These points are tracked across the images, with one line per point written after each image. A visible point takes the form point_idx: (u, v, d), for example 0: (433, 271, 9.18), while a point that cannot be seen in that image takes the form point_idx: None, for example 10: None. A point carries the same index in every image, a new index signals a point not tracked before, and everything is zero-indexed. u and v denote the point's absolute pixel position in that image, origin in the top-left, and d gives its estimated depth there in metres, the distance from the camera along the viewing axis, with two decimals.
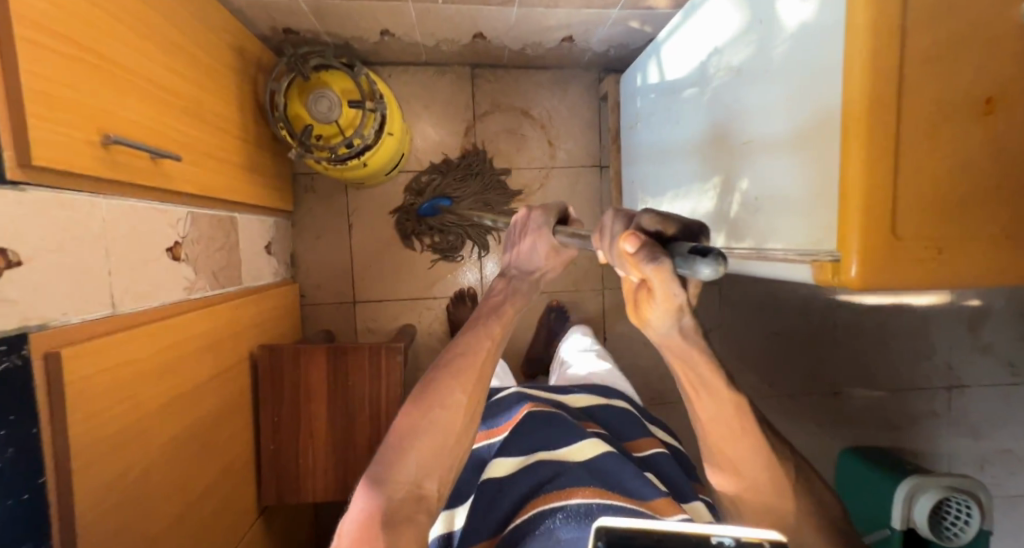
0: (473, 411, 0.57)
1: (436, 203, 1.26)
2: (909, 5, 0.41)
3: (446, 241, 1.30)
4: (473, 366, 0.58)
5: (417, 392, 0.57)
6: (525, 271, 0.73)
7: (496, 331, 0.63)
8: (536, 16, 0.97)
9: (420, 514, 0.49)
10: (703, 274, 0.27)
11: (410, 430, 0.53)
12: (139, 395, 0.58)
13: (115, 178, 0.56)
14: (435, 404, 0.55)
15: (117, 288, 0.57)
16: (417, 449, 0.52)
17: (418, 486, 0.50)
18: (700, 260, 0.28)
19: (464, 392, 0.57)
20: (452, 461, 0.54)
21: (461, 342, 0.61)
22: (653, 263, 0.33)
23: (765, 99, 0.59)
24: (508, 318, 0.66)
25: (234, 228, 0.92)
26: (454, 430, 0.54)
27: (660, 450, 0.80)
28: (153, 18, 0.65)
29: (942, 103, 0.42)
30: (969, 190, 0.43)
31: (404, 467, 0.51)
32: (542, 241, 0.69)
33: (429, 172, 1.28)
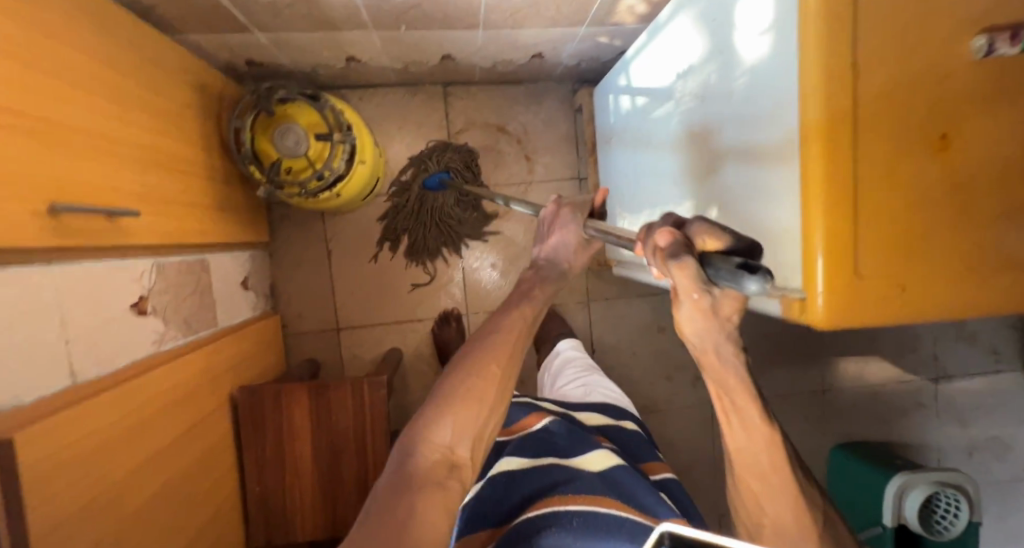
0: (507, 387, 0.52)
1: (441, 178, 1.23)
2: (861, 45, 0.40)
3: (432, 224, 1.27)
4: (509, 341, 0.54)
5: (451, 363, 0.53)
6: (552, 262, 0.68)
7: (529, 313, 0.60)
8: (502, 37, 0.95)
9: (453, 481, 0.44)
10: (748, 288, 0.28)
11: (446, 395, 0.50)
12: (107, 464, 0.57)
13: (66, 246, 0.54)
14: (472, 373, 0.51)
15: (76, 357, 0.56)
16: (452, 414, 0.48)
17: (451, 453, 0.46)
18: (743, 272, 0.29)
19: (498, 364, 0.52)
20: (487, 430, 0.50)
21: (498, 322, 0.57)
22: (677, 260, 0.33)
23: (729, 129, 0.58)
24: (541, 303, 0.62)
25: (205, 270, 0.90)
26: (489, 400, 0.50)
27: (671, 475, 0.79)
28: (100, 69, 0.63)
29: (896, 143, 0.42)
30: (930, 225, 0.43)
31: (438, 430, 0.47)
32: (572, 231, 0.67)
33: (441, 147, 1.26)
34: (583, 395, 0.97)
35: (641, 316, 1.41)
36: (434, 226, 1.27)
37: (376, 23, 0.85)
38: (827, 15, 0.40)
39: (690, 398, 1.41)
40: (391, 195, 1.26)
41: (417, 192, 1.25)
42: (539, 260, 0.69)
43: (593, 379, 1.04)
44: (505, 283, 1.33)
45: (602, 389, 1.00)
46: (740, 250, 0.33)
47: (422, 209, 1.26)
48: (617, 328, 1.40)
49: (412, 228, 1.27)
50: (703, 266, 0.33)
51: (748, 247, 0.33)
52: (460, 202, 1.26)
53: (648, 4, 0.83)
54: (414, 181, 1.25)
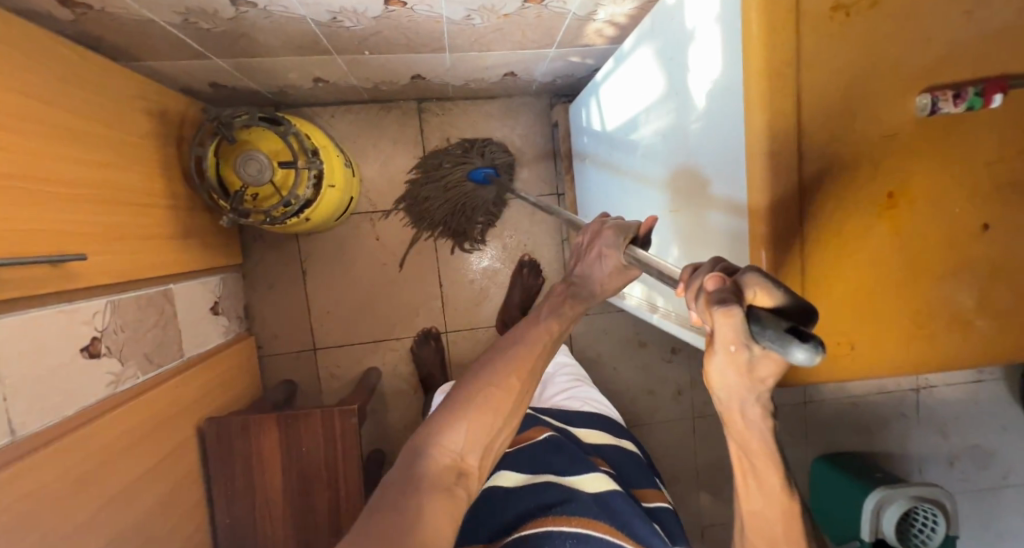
0: (525, 401, 0.48)
1: (486, 172, 1.21)
2: (805, 105, 0.39)
3: (456, 209, 1.25)
4: (532, 351, 0.49)
5: (471, 366, 0.49)
6: (585, 285, 0.53)
7: (556, 329, 0.50)
8: (471, 59, 0.93)
9: (460, 489, 0.42)
10: (795, 357, 0.19)
11: (463, 399, 0.46)
12: (54, 520, 0.55)
13: (2, 299, 0.52)
14: (491, 380, 0.46)
15: (18, 412, 0.54)
16: (467, 420, 0.45)
17: (460, 460, 0.44)
18: (792, 339, 0.20)
19: (518, 378, 0.47)
20: (500, 441, 0.47)
21: (524, 326, 0.51)
22: (722, 308, 0.23)
23: (689, 171, 0.57)
24: (570, 319, 0.52)
25: (169, 301, 0.88)
26: (505, 412, 0.46)
27: (665, 505, 0.77)
28: (43, 109, 0.61)
29: (845, 202, 0.41)
30: (880, 284, 0.42)
31: (452, 434, 0.44)
32: (609, 258, 0.50)
33: (498, 147, 1.27)
34: (575, 405, 0.97)
35: (622, 330, 1.40)
36: (458, 209, 1.25)
37: (338, 47, 0.82)
38: (768, 75, 0.39)
39: (673, 413, 1.40)
40: (431, 167, 1.24)
41: (463, 175, 1.23)
42: (574, 273, 0.55)
43: (584, 390, 1.04)
44: (485, 300, 1.32)
45: (593, 402, 1.00)
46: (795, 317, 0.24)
47: (458, 191, 1.24)
48: (600, 344, 1.39)
49: (435, 207, 1.25)
50: (748, 321, 0.23)
51: (808, 313, 0.24)
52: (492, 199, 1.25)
53: (615, 28, 0.82)
54: (460, 164, 1.23)
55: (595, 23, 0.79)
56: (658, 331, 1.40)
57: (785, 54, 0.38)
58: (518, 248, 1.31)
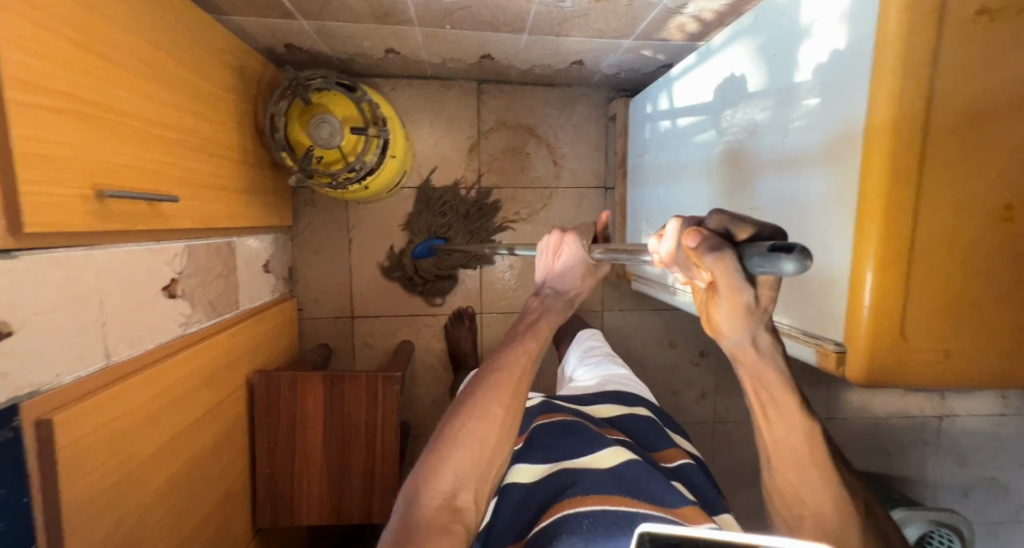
0: (510, 430, 0.52)
1: (430, 243, 1.27)
2: (933, 108, 0.39)
3: (449, 277, 1.30)
4: (509, 382, 0.54)
5: (451, 412, 0.53)
6: (558, 291, 0.66)
7: (533, 348, 0.57)
8: (545, 43, 0.94)
9: (456, 525, 0.45)
10: (784, 268, 0.26)
11: (446, 440, 0.50)
12: (134, 445, 0.59)
13: (110, 229, 0.55)
14: (471, 420, 0.51)
15: (112, 339, 0.57)
16: (453, 459, 0.49)
17: (452, 498, 0.47)
18: (776, 255, 0.27)
19: (500, 406, 0.52)
20: (491, 473, 0.51)
21: (499, 361, 0.56)
22: (715, 254, 0.31)
23: (777, 168, 0.58)
24: (545, 335, 0.60)
25: (231, 253, 0.91)
26: (490, 444, 0.51)
27: (688, 461, 0.69)
28: (151, 52, 0.63)
29: (960, 210, 0.41)
30: (985, 293, 0.42)
31: (440, 476, 0.48)
32: (579, 260, 0.65)
33: (412, 223, 1.27)
34: (596, 386, 0.85)
35: (654, 329, 1.39)
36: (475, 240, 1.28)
37: (422, 19, 0.83)
38: (902, 75, 0.39)
39: (695, 415, 1.40)
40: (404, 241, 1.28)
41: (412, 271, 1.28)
42: (545, 287, 0.67)
43: (608, 368, 0.92)
44: (522, 284, 1.33)
45: (618, 378, 0.88)
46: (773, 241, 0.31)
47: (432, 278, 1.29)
48: (631, 339, 1.39)
49: (432, 292, 1.30)
50: (739, 259, 0.31)
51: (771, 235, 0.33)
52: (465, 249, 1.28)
53: (699, 23, 0.81)
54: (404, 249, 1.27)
55: (681, 17, 0.79)
56: (690, 333, 1.39)
57: (923, 57, 0.39)
58: None
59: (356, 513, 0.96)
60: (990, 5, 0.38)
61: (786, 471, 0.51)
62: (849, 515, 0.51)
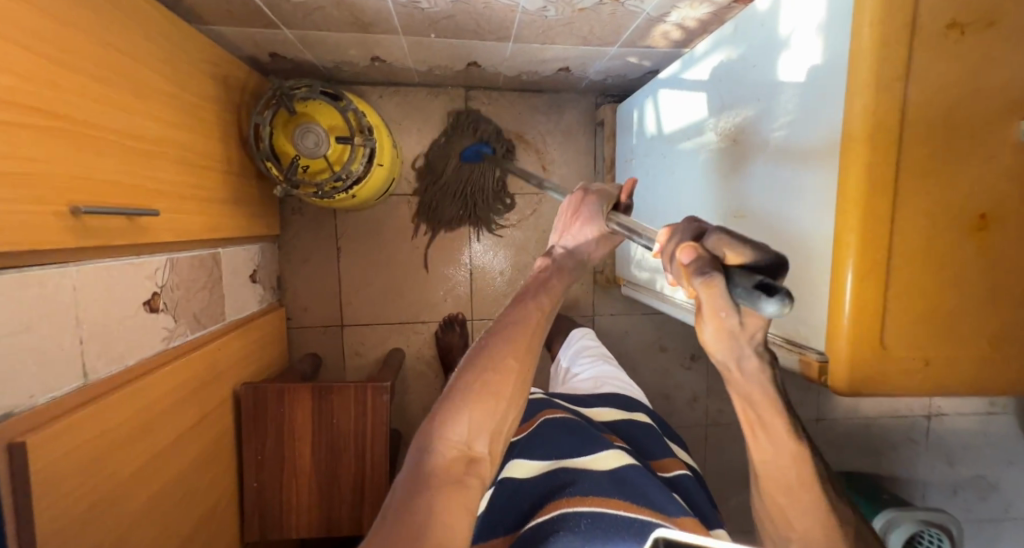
0: (528, 381, 0.45)
1: (479, 148, 1.23)
2: (907, 119, 0.40)
3: (466, 209, 1.27)
4: (525, 332, 0.48)
5: (462, 359, 0.46)
6: (571, 254, 0.62)
7: (547, 305, 0.52)
8: (531, 50, 0.94)
9: (471, 479, 0.39)
10: (765, 309, 0.27)
11: (461, 386, 0.43)
12: (114, 465, 0.57)
13: (86, 245, 0.54)
14: (487, 367, 0.44)
15: (89, 357, 0.56)
16: (468, 407, 0.42)
17: (468, 449, 0.40)
18: (762, 296, 0.27)
19: (517, 357, 0.45)
20: (508, 425, 0.43)
21: (513, 313, 0.49)
22: (704, 278, 0.30)
23: (760, 175, 0.58)
24: (558, 295, 0.55)
25: (216, 264, 0.90)
26: (508, 394, 0.44)
27: (685, 471, 0.67)
28: (129, 64, 0.62)
29: (935, 219, 0.41)
30: (961, 302, 0.43)
31: (453, 424, 0.41)
32: (592, 226, 0.61)
33: (438, 146, 1.24)
34: (592, 387, 0.85)
35: (645, 333, 1.39)
36: (485, 192, 1.25)
37: (407, 28, 0.83)
38: (875, 87, 0.39)
39: (688, 419, 1.40)
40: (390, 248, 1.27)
41: (432, 193, 1.25)
42: (558, 249, 0.62)
43: (605, 369, 0.91)
44: (513, 290, 1.33)
45: (613, 379, 0.87)
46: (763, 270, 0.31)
47: (450, 205, 1.26)
48: (623, 344, 1.39)
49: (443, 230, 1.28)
50: (726, 286, 0.31)
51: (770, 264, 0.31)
52: (480, 191, 1.25)
53: (682, 31, 0.82)
54: (454, 146, 1.23)
55: (664, 25, 0.80)
56: (681, 337, 1.40)
57: (895, 68, 0.39)
58: None
59: (347, 525, 0.95)
60: (960, 19, 0.39)
61: (775, 479, 0.51)
62: (837, 524, 0.51)
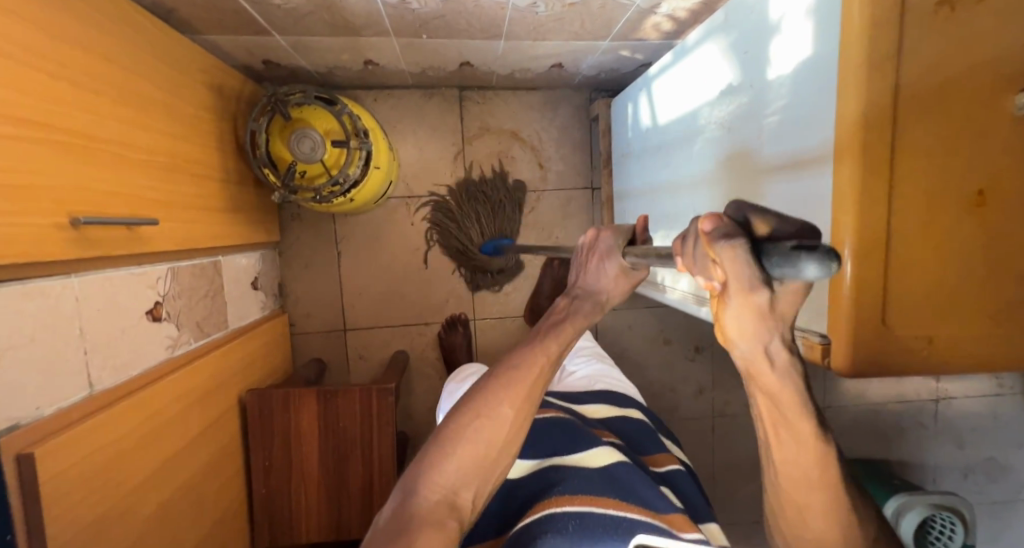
0: (522, 431, 0.45)
1: (498, 242, 1.27)
2: (901, 98, 0.40)
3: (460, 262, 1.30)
4: (525, 379, 0.46)
5: (458, 398, 0.45)
6: (589, 293, 0.56)
7: (554, 351, 0.48)
8: (523, 48, 0.94)
9: (452, 522, 0.39)
10: (807, 268, 0.22)
11: (453, 428, 0.43)
12: (122, 474, 0.57)
13: (87, 256, 0.54)
14: (482, 411, 0.43)
15: (94, 367, 0.56)
16: (457, 452, 0.42)
17: (453, 495, 0.40)
18: (800, 254, 0.22)
19: (512, 405, 0.44)
20: (495, 473, 0.43)
21: (515, 354, 0.48)
22: (727, 242, 0.27)
23: (758, 162, 0.58)
24: (571, 337, 0.51)
25: (218, 272, 0.91)
26: (498, 442, 0.43)
27: (678, 466, 0.67)
28: (123, 75, 0.63)
29: (934, 197, 0.41)
30: (964, 278, 0.43)
31: (441, 467, 0.41)
32: (612, 261, 0.56)
33: (482, 187, 1.28)
34: (585, 385, 0.85)
35: (648, 327, 1.39)
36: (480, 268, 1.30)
37: (398, 30, 0.84)
38: (867, 67, 0.39)
39: (693, 411, 1.40)
40: (391, 251, 1.28)
41: (450, 220, 1.27)
42: (576, 288, 0.57)
43: (599, 368, 0.91)
44: (514, 288, 1.33)
45: (605, 377, 0.87)
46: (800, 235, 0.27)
47: (453, 245, 1.29)
48: (625, 338, 1.39)
49: (439, 249, 1.29)
50: (753, 254, 0.26)
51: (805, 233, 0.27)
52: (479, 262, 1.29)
53: (674, 22, 0.82)
54: (491, 202, 1.27)
55: (655, 16, 0.80)
56: (683, 329, 1.39)
57: (887, 47, 0.39)
58: (548, 239, 1.32)
59: (355, 528, 0.95)
60: None
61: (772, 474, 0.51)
62: (854, 512, 0.50)
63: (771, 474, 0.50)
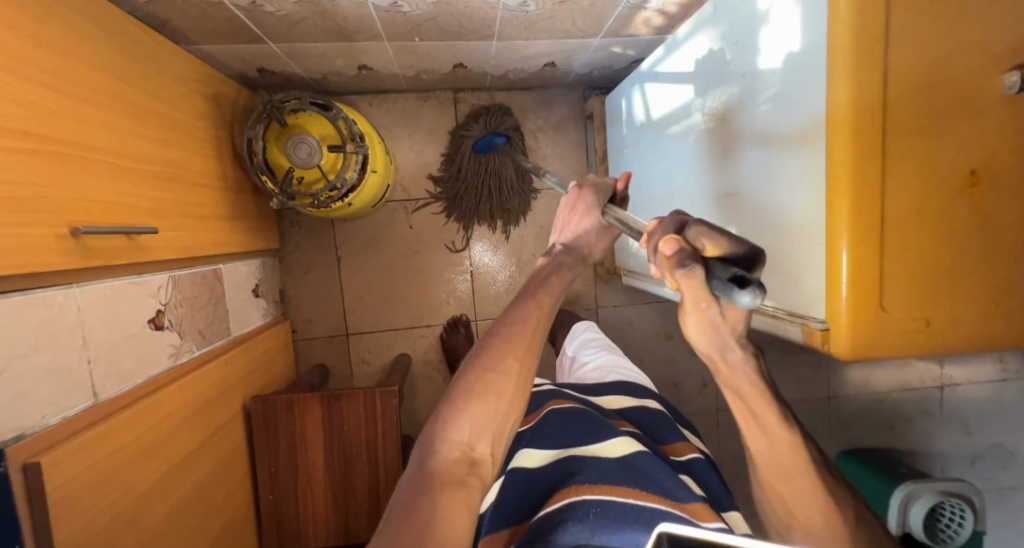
0: (529, 381, 0.45)
1: (490, 139, 1.23)
2: (890, 81, 0.40)
3: (485, 211, 1.28)
4: (524, 334, 0.46)
5: (462, 361, 0.45)
6: (574, 247, 0.60)
7: (546, 303, 0.50)
8: (515, 47, 0.95)
9: (473, 478, 0.38)
10: (740, 299, 0.28)
11: (463, 387, 0.42)
12: (129, 482, 0.58)
13: (87, 266, 0.55)
14: (489, 366, 0.43)
15: (98, 377, 0.56)
16: (470, 408, 0.41)
17: (470, 450, 0.40)
18: (736, 288, 0.28)
19: (517, 358, 0.44)
20: (510, 426, 0.43)
21: (512, 313, 0.48)
22: (685, 270, 0.31)
23: (752, 149, 0.58)
24: (558, 291, 0.53)
25: (218, 280, 0.91)
26: (509, 395, 0.43)
27: (698, 456, 0.67)
28: (119, 86, 0.63)
29: (927, 179, 0.42)
30: (959, 258, 0.43)
31: (455, 424, 0.40)
32: (592, 219, 0.60)
33: (457, 138, 1.25)
34: (599, 375, 0.84)
35: (649, 322, 1.39)
36: (507, 190, 1.26)
37: (391, 34, 0.84)
38: (857, 50, 0.40)
39: (698, 405, 1.40)
40: (391, 254, 1.28)
41: (452, 186, 1.26)
42: (563, 243, 0.60)
43: (609, 358, 0.91)
44: (514, 289, 1.33)
45: (619, 367, 0.87)
46: (740, 260, 0.32)
47: (468, 204, 1.27)
48: (627, 335, 1.39)
49: (459, 220, 1.29)
50: (706, 278, 0.31)
51: (747, 258, 0.31)
52: (499, 187, 1.26)
53: (664, 16, 0.82)
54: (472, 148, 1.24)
55: (645, 11, 0.80)
56: None
57: (874, 30, 0.39)
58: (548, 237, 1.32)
59: (363, 531, 0.95)
60: None
61: (776, 465, 0.51)
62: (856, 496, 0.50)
63: (775, 462, 0.50)
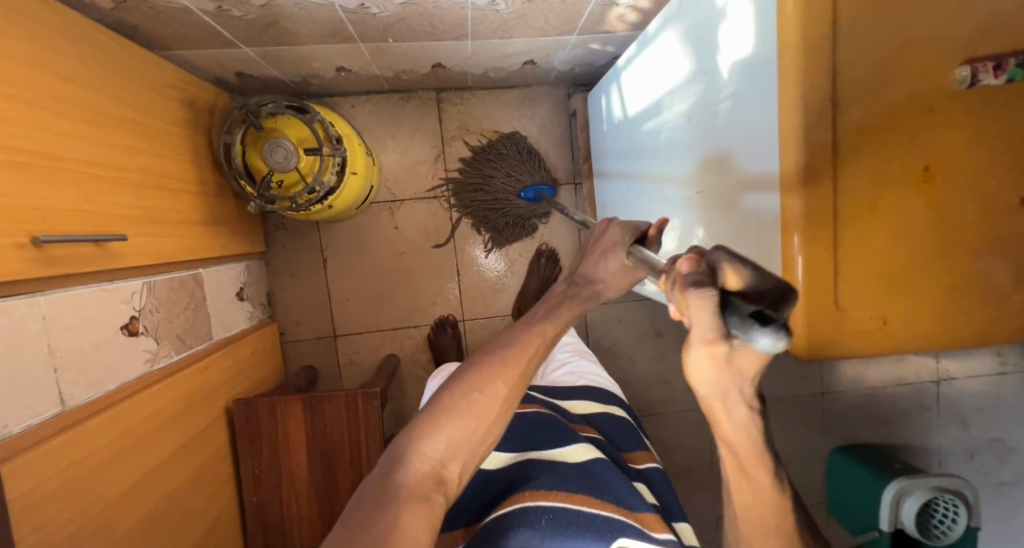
0: (514, 407, 0.43)
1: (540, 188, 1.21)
2: (839, 78, 0.39)
3: (488, 219, 1.27)
4: (521, 359, 0.43)
5: (450, 374, 0.43)
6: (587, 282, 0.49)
7: (550, 334, 0.45)
8: (491, 47, 0.94)
9: (438, 497, 0.37)
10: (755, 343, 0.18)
11: (445, 403, 0.41)
12: (99, 490, 0.58)
13: (53, 274, 0.55)
14: (476, 385, 0.41)
15: (65, 384, 0.57)
16: (448, 425, 0.40)
17: (440, 467, 0.39)
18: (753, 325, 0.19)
19: (506, 384, 0.42)
20: (484, 449, 0.42)
21: (512, 334, 0.45)
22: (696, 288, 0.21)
23: (717, 148, 0.57)
24: (569, 320, 0.46)
25: (198, 284, 0.92)
26: (491, 419, 0.41)
27: (655, 465, 0.69)
28: (87, 94, 0.63)
29: (880, 175, 0.41)
30: (915, 256, 0.42)
31: (429, 440, 0.39)
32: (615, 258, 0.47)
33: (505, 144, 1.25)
34: (568, 380, 0.83)
35: (637, 320, 1.39)
36: (515, 219, 1.27)
37: (363, 35, 0.83)
38: (803, 48, 0.39)
39: (688, 402, 1.39)
40: (377, 254, 1.29)
41: (471, 182, 1.25)
42: (577, 274, 0.50)
43: (580, 363, 0.89)
44: (499, 290, 1.33)
45: (589, 374, 0.86)
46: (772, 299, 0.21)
47: (478, 204, 1.26)
48: (615, 333, 1.38)
49: (463, 217, 1.29)
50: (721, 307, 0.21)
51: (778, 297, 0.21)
52: (512, 212, 1.25)
53: (638, 12, 0.81)
54: (513, 159, 1.24)
55: (618, 8, 0.79)
56: (674, 321, 1.39)
57: (820, 26, 0.38)
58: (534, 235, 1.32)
59: None
60: None
61: None
62: None
63: None
